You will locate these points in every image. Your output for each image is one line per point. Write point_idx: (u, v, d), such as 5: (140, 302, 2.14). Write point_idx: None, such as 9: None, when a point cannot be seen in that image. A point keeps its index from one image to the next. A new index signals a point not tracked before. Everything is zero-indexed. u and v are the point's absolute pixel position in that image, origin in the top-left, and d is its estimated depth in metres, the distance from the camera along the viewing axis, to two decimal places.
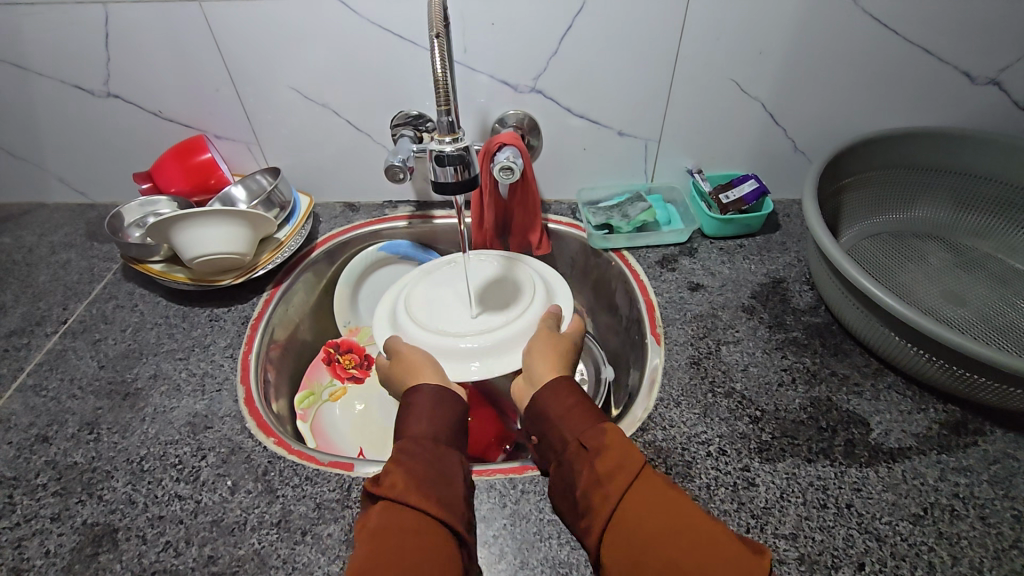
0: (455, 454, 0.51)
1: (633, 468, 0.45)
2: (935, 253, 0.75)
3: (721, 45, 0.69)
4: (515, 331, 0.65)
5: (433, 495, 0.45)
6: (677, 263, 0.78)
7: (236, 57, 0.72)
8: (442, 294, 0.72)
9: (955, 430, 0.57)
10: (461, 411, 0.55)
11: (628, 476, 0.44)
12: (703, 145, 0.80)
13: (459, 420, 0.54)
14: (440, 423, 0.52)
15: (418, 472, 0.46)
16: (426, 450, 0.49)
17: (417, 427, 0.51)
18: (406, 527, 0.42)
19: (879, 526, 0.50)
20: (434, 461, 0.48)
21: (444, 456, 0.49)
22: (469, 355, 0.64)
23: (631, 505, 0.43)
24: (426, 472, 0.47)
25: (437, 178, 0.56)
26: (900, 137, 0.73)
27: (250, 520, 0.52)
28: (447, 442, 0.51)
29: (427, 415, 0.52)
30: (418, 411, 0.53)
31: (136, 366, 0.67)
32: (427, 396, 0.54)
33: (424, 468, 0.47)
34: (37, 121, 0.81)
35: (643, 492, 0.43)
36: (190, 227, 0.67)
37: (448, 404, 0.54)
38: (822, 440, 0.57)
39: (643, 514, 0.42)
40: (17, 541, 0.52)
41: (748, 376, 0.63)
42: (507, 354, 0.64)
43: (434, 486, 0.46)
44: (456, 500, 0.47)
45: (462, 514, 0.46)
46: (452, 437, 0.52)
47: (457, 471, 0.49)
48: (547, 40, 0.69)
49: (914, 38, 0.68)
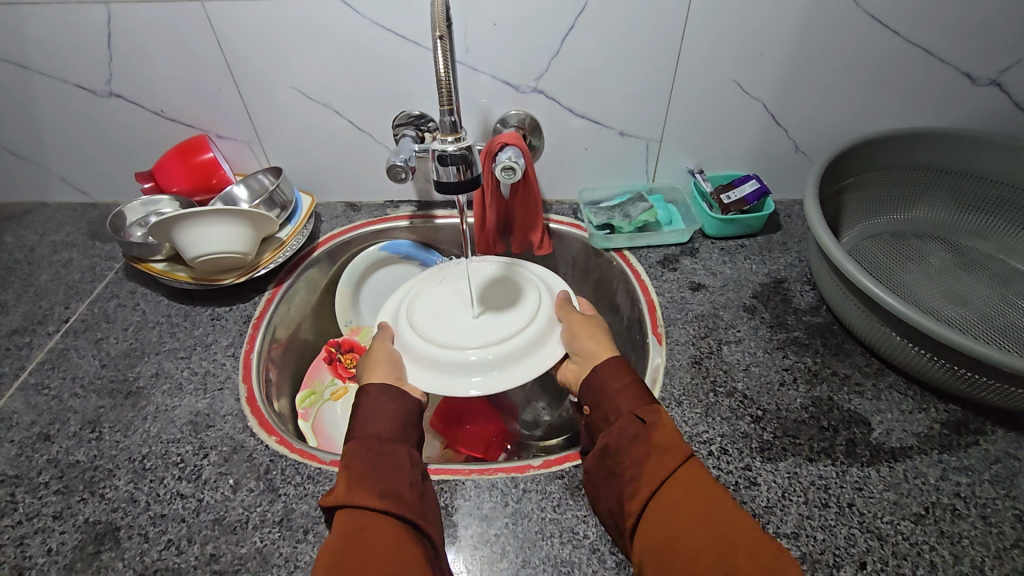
0: (403, 446, 0.52)
1: (683, 447, 0.47)
2: (936, 253, 0.75)
3: (723, 45, 0.70)
4: (518, 343, 0.64)
5: (378, 491, 0.46)
6: (679, 263, 0.78)
7: (238, 56, 0.72)
8: (443, 301, 0.70)
9: (956, 429, 0.57)
10: (407, 404, 0.56)
11: (677, 455, 0.46)
12: (705, 146, 0.80)
13: (403, 414, 0.55)
14: (389, 419, 0.54)
15: (363, 470, 0.48)
16: (370, 448, 0.50)
17: (365, 426, 0.53)
18: (356, 528, 0.44)
19: (880, 525, 0.50)
20: (380, 457, 0.50)
21: (390, 449, 0.51)
22: (471, 369, 0.63)
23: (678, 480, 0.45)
24: (373, 470, 0.48)
25: (440, 178, 0.56)
26: (901, 137, 0.73)
27: (252, 519, 0.52)
28: (393, 436, 0.52)
29: (373, 415, 0.54)
30: (365, 412, 0.54)
31: (138, 365, 0.67)
32: (370, 397, 0.55)
33: (372, 466, 0.48)
34: (39, 120, 0.81)
35: (689, 475, 0.46)
36: (193, 226, 0.67)
37: (391, 400, 0.55)
38: (823, 440, 0.57)
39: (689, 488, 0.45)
40: (18, 539, 0.52)
41: (749, 375, 0.63)
42: (509, 368, 0.63)
43: (379, 481, 0.47)
44: (405, 491, 0.48)
45: (413, 502, 0.48)
46: (399, 430, 0.53)
47: (406, 462, 0.50)
48: (549, 40, 0.69)
49: (914, 39, 0.68)
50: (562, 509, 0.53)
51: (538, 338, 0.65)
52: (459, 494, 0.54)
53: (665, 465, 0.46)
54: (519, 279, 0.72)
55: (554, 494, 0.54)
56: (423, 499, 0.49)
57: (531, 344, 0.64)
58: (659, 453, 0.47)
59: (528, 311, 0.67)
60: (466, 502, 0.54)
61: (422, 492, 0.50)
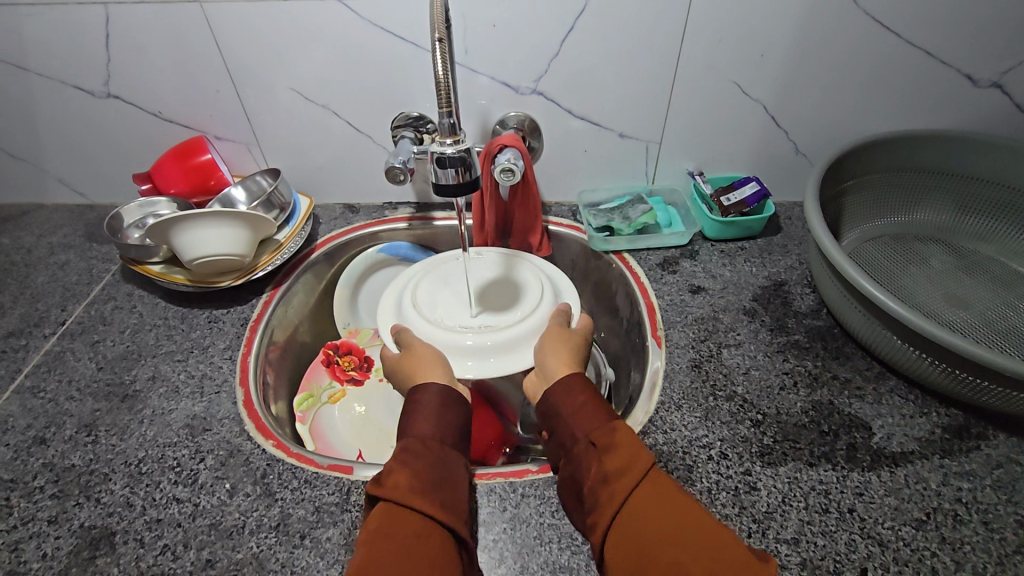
0: (458, 459, 0.51)
1: (640, 466, 0.45)
2: (937, 256, 0.75)
3: (723, 47, 0.69)
4: (516, 334, 0.64)
5: (438, 500, 0.45)
6: (678, 265, 0.77)
7: (236, 57, 0.72)
8: (446, 288, 0.72)
9: (958, 434, 0.57)
10: (464, 415, 0.55)
11: (635, 476, 0.44)
12: (705, 148, 0.80)
13: (461, 425, 0.54)
14: (446, 429, 0.52)
15: (423, 475, 0.47)
16: (430, 452, 0.49)
17: (422, 428, 0.51)
18: (412, 531, 0.43)
19: (881, 531, 0.50)
20: (439, 464, 0.49)
21: (449, 459, 0.50)
22: (467, 352, 0.64)
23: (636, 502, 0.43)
24: (429, 476, 0.47)
25: (438, 180, 0.55)
26: (902, 139, 0.73)
27: (249, 523, 0.52)
28: (451, 447, 0.51)
29: (433, 417, 0.52)
30: (423, 413, 0.53)
31: (135, 368, 0.67)
32: (431, 399, 0.54)
33: (428, 471, 0.47)
34: (36, 121, 0.81)
35: (651, 494, 0.44)
36: (190, 228, 0.66)
37: (454, 411, 0.54)
38: (824, 444, 0.57)
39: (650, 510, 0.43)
40: (13, 544, 0.51)
41: (749, 379, 0.63)
42: (505, 356, 0.64)
43: (439, 490, 0.46)
44: (459, 504, 0.47)
45: (463, 516, 0.47)
46: (455, 441, 0.52)
47: (461, 477, 0.50)
48: (548, 41, 0.69)
49: (915, 41, 0.68)
50: (560, 514, 0.52)
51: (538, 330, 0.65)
52: None
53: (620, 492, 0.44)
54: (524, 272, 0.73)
55: (553, 499, 0.54)
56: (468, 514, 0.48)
57: (530, 334, 0.65)
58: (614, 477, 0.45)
59: (529, 303, 0.68)
60: None
61: (469, 507, 0.49)
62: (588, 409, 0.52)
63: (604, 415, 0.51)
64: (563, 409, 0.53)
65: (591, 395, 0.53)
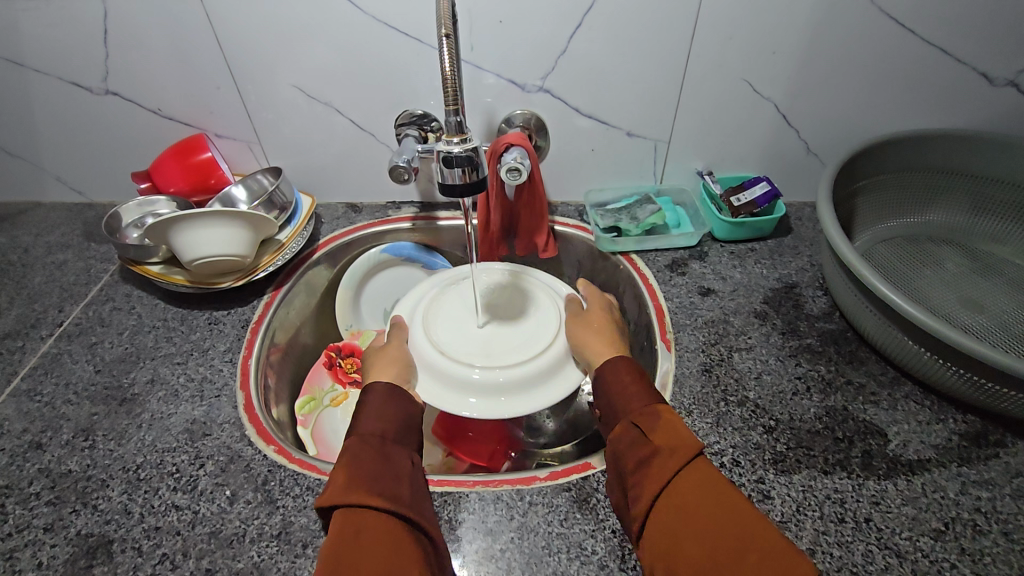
0: (401, 449, 0.51)
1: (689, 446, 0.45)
2: (951, 258, 0.74)
3: (734, 43, 0.68)
4: (525, 374, 0.63)
5: (376, 489, 0.44)
6: (687, 267, 0.76)
7: (236, 54, 0.70)
8: (457, 312, 0.70)
9: (975, 441, 0.56)
10: (410, 409, 0.55)
11: (681, 458, 0.44)
12: (714, 147, 0.78)
13: (405, 418, 0.54)
14: (388, 422, 0.52)
15: (362, 470, 0.46)
16: (371, 447, 0.49)
17: (364, 426, 0.51)
18: (354, 527, 0.42)
19: (899, 541, 0.49)
20: (381, 457, 0.48)
21: (392, 451, 0.49)
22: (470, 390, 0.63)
23: (684, 481, 0.43)
24: (369, 469, 0.46)
25: (445, 180, 0.54)
26: (916, 138, 0.72)
27: (250, 532, 0.51)
28: (392, 438, 0.51)
29: (375, 415, 0.52)
30: (365, 414, 0.53)
31: (133, 370, 0.66)
32: (373, 400, 0.54)
33: (367, 465, 0.47)
34: (33, 117, 0.79)
35: (696, 476, 0.44)
36: (190, 228, 0.65)
37: (393, 403, 0.54)
38: (838, 451, 0.55)
39: (697, 490, 0.43)
40: (8, 552, 0.50)
41: (761, 384, 0.61)
42: (506, 398, 0.63)
43: (379, 481, 0.46)
44: (404, 492, 0.46)
45: (413, 501, 0.46)
46: (400, 433, 0.52)
47: (406, 464, 0.49)
48: (556, 37, 0.68)
49: (931, 37, 0.67)
50: (569, 523, 0.51)
51: (548, 373, 0.64)
52: (462, 507, 0.52)
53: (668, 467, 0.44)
54: (537, 297, 0.71)
55: (562, 507, 0.52)
56: (422, 500, 0.48)
57: (539, 378, 0.64)
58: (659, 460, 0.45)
59: (545, 336, 0.66)
60: (471, 516, 0.52)
61: (422, 493, 0.48)
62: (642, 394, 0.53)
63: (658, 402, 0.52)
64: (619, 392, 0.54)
65: (640, 378, 0.54)
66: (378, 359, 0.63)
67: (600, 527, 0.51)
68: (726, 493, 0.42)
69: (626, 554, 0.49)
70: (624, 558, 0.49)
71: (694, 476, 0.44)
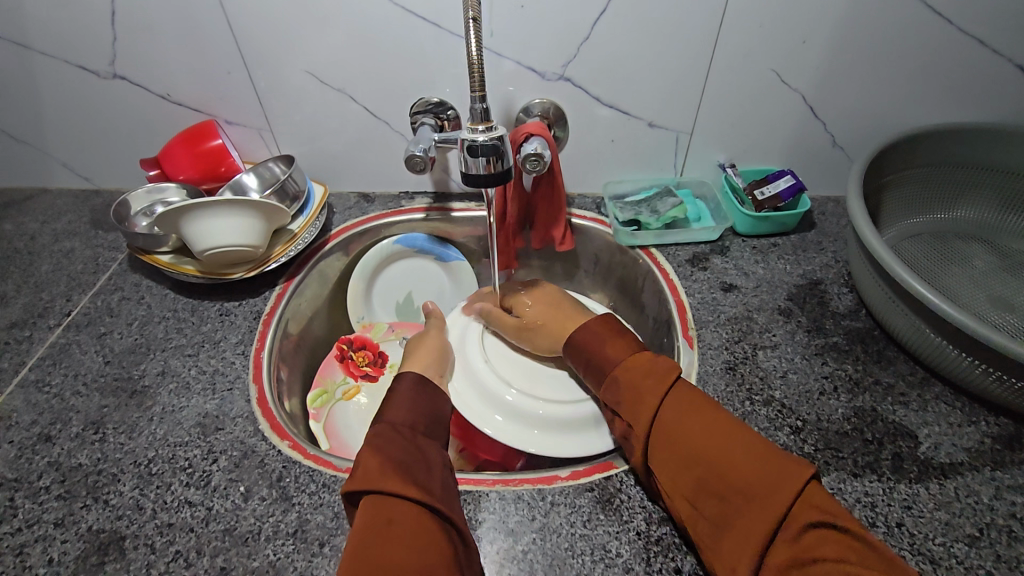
0: (432, 444, 0.50)
1: (662, 380, 0.50)
2: (979, 255, 0.72)
3: (764, 32, 0.66)
4: (554, 412, 0.64)
5: (409, 479, 0.44)
6: (709, 261, 0.74)
7: (248, 37, 0.68)
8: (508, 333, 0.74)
9: (1009, 445, 0.54)
10: (438, 405, 0.55)
11: (654, 399, 0.49)
12: (737, 139, 0.76)
13: (434, 412, 0.54)
14: (417, 412, 0.52)
15: (392, 458, 0.45)
16: (403, 436, 0.48)
17: (395, 413, 0.51)
18: (385, 515, 0.41)
19: (933, 547, 0.47)
20: (411, 447, 0.48)
21: (421, 441, 0.49)
22: (484, 398, 0.67)
23: (668, 417, 0.48)
24: (400, 458, 0.46)
25: (468, 170, 0.55)
26: (947, 132, 0.70)
27: (265, 530, 0.49)
28: (423, 431, 0.51)
29: (405, 404, 0.52)
30: (395, 402, 0.53)
31: (143, 362, 0.64)
32: (405, 389, 0.54)
33: (399, 453, 0.46)
34: (40, 102, 0.77)
35: (675, 413, 0.48)
36: (203, 217, 0.63)
37: (424, 395, 0.54)
38: (867, 454, 0.54)
39: (681, 421, 0.47)
40: (18, 548, 0.49)
41: (787, 383, 0.60)
42: (506, 422, 0.65)
43: (411, 472, 0.45)
44: (435, 484, 0.46)
45: (443, 495, 0.45)
46: (429, 427, 0.52)
47: (435, 460, 0.48)
48: (579, 24, 0.65)
49: (967, 28, 0.65)
50: (593, 525, 0.50)
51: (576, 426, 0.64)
52: (483, 506, 0.51)
53: (646, 408, 0.49)
54: None
55: (585, 508, 0.51)
56: (451, 495, 0.46)
57: (567, 425, 0.64)
58: (638, 404, 0.50)
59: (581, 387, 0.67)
60: (492, 516, 0.51)
61: (450, 488, 0.47)
62: (616, 347, 0.56)
63: (634, 350, 0.56)
64: (595, 352, 0.58)
65: (615, 332, 0.58)
66: (420, 345, 0.69)
67: (624, 529, 0.49)
68: (710, 417, 0.47)
69: (652, 557, 0.48)
70: (649, 561, 0.47)
71: (675, 408, 0.48)
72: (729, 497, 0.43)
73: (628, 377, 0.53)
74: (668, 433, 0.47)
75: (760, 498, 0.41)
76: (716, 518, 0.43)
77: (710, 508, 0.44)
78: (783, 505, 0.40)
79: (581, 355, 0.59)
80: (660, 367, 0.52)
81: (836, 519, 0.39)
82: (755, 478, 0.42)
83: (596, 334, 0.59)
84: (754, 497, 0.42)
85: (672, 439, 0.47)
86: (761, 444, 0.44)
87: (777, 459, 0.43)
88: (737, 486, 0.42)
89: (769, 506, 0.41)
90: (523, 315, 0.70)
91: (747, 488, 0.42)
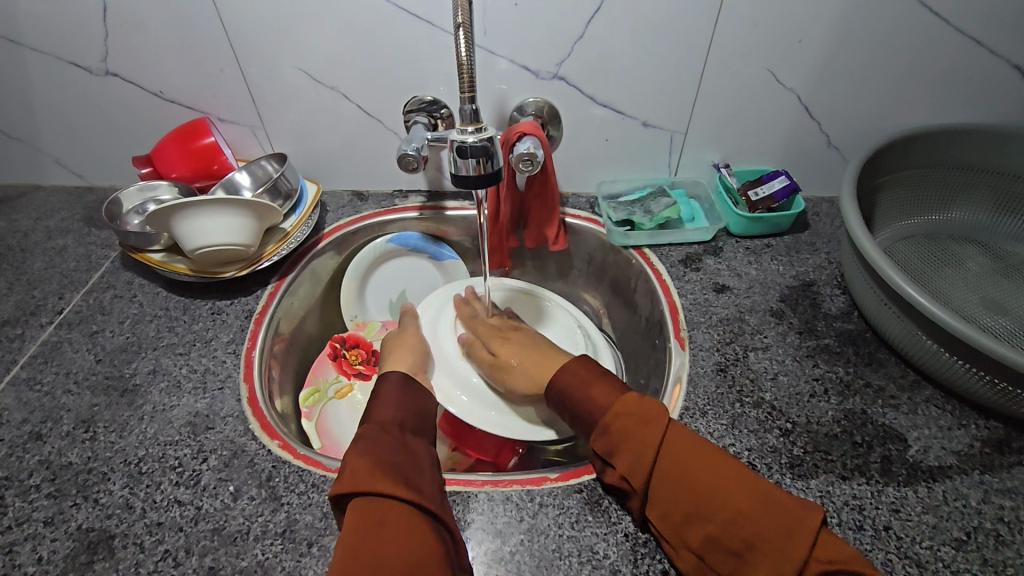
0: (421, 442, 0.50)
1: (658, 430, 0.47)
2: (973, 258, 0.71)
3: (758, 31, 0.65)
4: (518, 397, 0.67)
5: (399, 479, 0.44)
6: (702, 262, 0.74)
7: (241, 34, 0.68)
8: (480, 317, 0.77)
9: (998, 448, 0.54)
10: (426, 403, 0.55)
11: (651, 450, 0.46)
12: (732, 139, 0.76)
13: (421, 410, 0.54)
14: (406, 412, 0.52)
15: (383, 458, 0.45)
16: (391, 435, 0.48)
17: (383, 413, 0.51)
18: (376, 517, 0.41)
19: (919, 551, 0.47)
20: (401, 447, 0.48)
21: (410, 440, 0.49)
22: (458, 381, 0.67)
23: (671, 469, 0.45)
24: (390, 459, 0.46)
25: (458, 171, 0.55)
26: (943, 134, 0.69)
27: (254, 529, 0.50)
28: (412, 430, 0.51)
29: (393, 403, 0.52)
30: (383, 400, 0.53)
31: (135, 361, 0.64)
32: (392, 387, 0.54)
33: (389, 455, 0.46)
34: (33, 99, 0.77)
35: (673, 464, 0.45)
36: (195, 215, 0.63)
37: (412, 394, 0.54)
38: (857, 456, 0.54)
39: (683, 473, 0.45)
40: (8, 546, 0.49)
41: (778, 385, 0.60)
42: (473, 402, 0.66)
43: (400, 471, 0.45)
44: (424, 482, 0.46)
45: (432, 493, 0.46)
46: (417, 425, 0.52)
47: (425, 459, 0.49)
48: (572, 22, 0.65)
49: (965, 28, 0.64)
50: (581, 526, 0.50)
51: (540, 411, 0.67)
52: (471, 507, 0.51)
53: (642, 460, 0.46)
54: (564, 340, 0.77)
55: (573, 509, 0.51)
56: (440, 493, 0.47)
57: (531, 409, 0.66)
58: (634, 457, 0.47)
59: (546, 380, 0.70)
60: (480, 516, 0.51)
61: (439, 486, 0.47)
62: (603, 391, 0.53)
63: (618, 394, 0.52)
64: (582, 397, 0.54)
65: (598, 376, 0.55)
66: (397, 345, 0.68)
67: (612, 531, 0.49)
68: (709, 466, 0.45)
69: (638, 559, 0.48)
70: (636, 563, 0.47)
71: (677, 460, 0.46)
72: (742, 553, 0.42)
73: (621, 427, 0.49)
74: (669, 488, 0.45)
75: (776, 554, 0.40)
76: (725, 570, 0.43)
77: (718, 560, 0.43)
78: (798, 558, 0.40)
79: (562, 400, 0.56)
80: (651, 414, 0.48)
81: (847, 565, 0.39)
82: (766, 534, 0.41)
83: (578, 378, 0.55)
84: (767, 555, 0.41)
85: (672, 489, 0.45)
86: (766, 487, 0.44)
87: (784, 505, 0.42)
88: (751, 542, 0.41)
89: (782, 560, 0.40)
90: (497, 351, 0.66)
91: (758, 543, 0.41)
